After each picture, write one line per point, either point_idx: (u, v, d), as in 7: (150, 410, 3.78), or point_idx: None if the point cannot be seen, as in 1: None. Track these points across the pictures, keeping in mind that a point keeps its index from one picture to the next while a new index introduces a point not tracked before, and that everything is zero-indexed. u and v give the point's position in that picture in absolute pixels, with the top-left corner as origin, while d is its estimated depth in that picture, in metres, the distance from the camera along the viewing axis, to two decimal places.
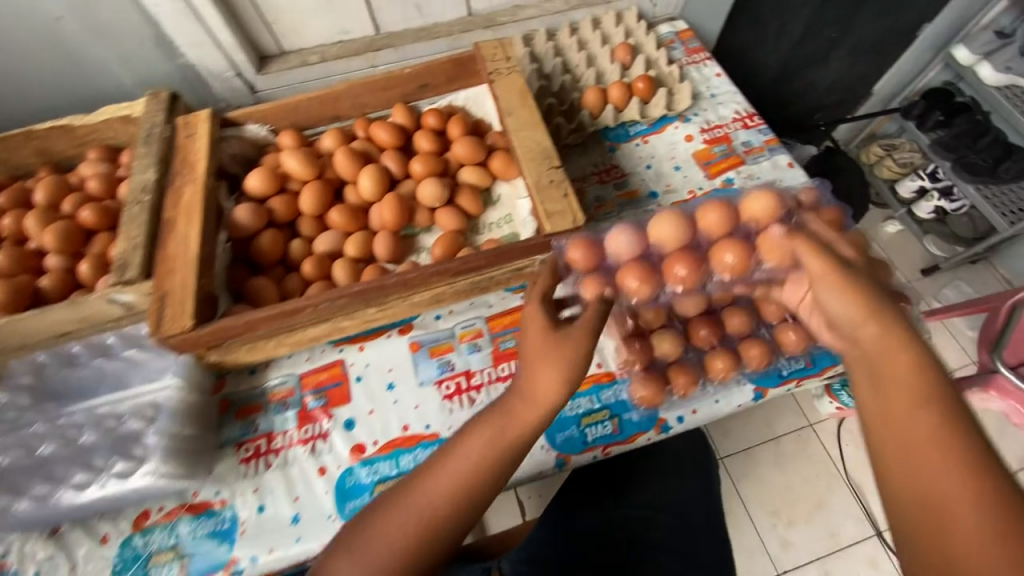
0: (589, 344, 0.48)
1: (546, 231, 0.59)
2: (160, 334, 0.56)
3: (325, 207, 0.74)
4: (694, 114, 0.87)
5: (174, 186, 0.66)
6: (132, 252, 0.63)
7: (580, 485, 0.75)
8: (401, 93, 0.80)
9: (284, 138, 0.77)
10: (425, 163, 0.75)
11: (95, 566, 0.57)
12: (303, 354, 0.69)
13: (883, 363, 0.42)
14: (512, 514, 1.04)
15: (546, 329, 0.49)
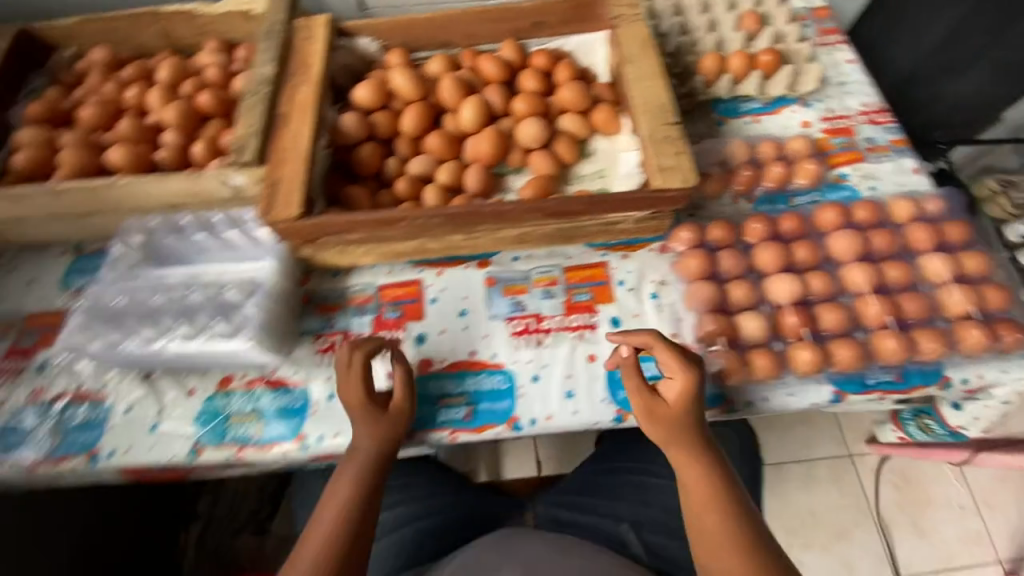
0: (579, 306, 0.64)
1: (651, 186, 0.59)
2: (270, 216, 0.59)
3: (425, 130, 0.74)
4: (816, 99, 0.81)
5: (291, 83, 0.68)
6: (251, 136, 0.63)
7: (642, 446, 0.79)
8: (512, 28, 0.78)
9: (393, 56, 0.77)
10: (529, 103, 0.74)
11: (179, 412, 0.65)
12: (383, 267, 0.72)
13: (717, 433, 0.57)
14: (526, 465, 1.09)
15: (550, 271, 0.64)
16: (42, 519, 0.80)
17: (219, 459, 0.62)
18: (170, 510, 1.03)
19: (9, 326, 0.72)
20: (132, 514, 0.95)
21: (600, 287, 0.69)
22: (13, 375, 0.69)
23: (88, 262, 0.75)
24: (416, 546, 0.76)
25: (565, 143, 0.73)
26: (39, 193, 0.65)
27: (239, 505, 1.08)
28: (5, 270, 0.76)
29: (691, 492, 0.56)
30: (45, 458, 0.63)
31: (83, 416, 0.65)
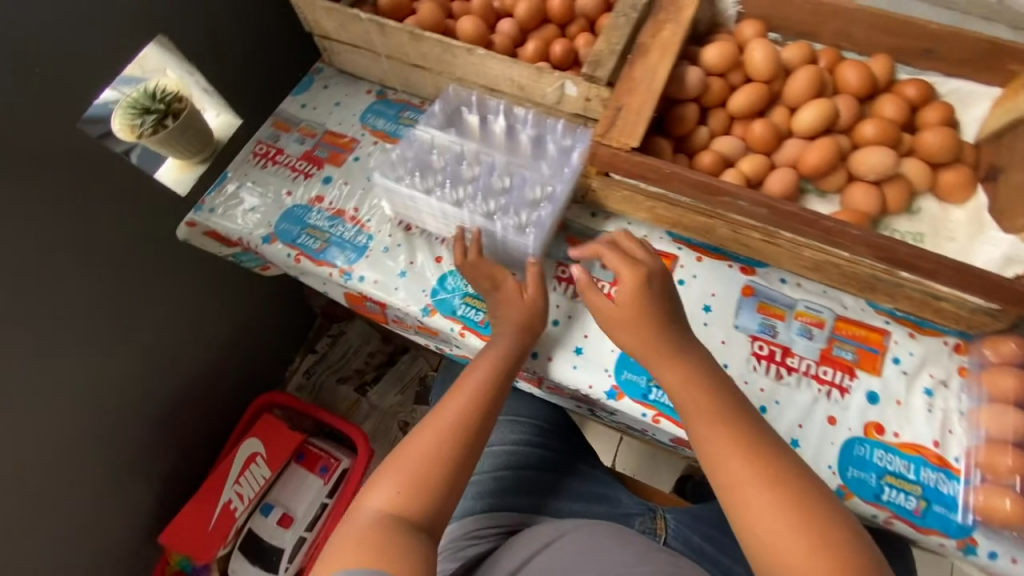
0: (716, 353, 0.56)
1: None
2: (601, 139, 0.59)
3: (752, 113, 0.69)
4: None
5: (659, 18, 0.65)
6: (611, 53, 0.62)
7: None
8: (893, 46, 0.70)
9: (750, 26, 0.71)
10: (881, 129, 0.65)
11: (426, 270, 0.69)
12: (643, 228, 0.69)
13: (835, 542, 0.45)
14: (607, 450, 1.26)
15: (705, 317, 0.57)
16: (188, 268, 0.96)
17: (444, 328, 0.66)
18: (268, 320, 1.21)
19: (310, 134, 0.81)
20: (249, 302, 1.13)
21: (870, 354, 0.61)
22: (303, 176, 0.78)
23: (385, 107, 0.82)
24: (523, 492, 0.71)
25: (899, 190, 0.65)
26: (402, 31, 0.70)
27: (354, 356, 1.33)
28: (319, 85, 0.86)
29: (739, 485, 0.49)
30: (309, 256, 0.72)
31: (348, 234, 0.72)
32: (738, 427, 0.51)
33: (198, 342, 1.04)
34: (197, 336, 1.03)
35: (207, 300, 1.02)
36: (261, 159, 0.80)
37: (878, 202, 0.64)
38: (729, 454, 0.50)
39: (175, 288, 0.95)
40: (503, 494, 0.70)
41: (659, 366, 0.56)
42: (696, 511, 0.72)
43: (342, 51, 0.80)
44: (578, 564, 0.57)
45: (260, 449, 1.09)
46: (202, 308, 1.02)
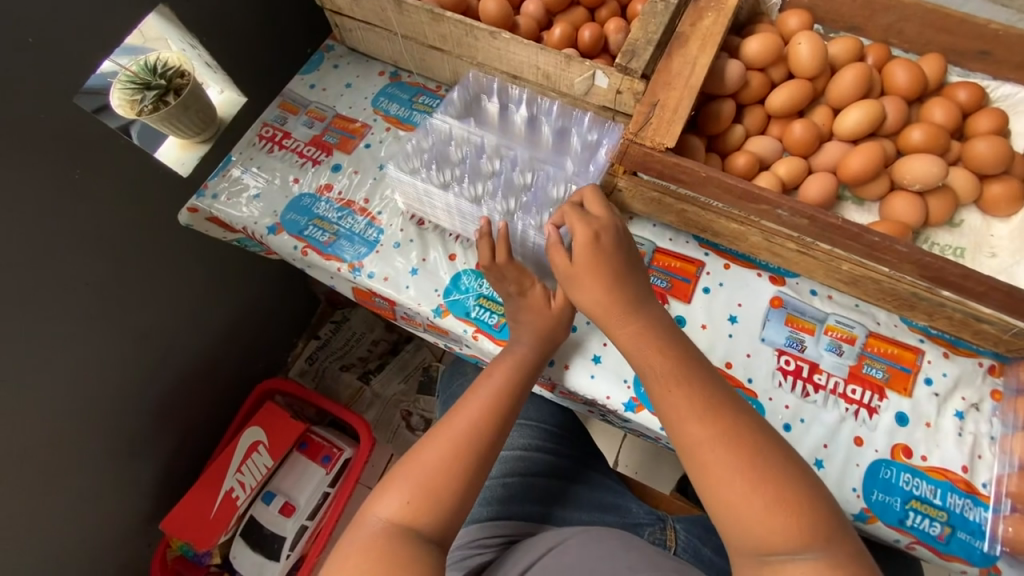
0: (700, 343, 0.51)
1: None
2: (635, 137, 0.55)
3: (790, 113, 0.65)
4: None
5: (700, 5, 0.61)
6: (648, 44, 0.57)
7: None
8: (946, 46, 0.65)
9: (794, 18, 0.66)
10: (928, 135, 0.61)
11: (439, 269, 0.66)
12: (668, 232, 0.66)
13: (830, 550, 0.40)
14: (609, 450, 1.25)
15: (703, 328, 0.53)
16: (186, 251, 0.93)
17: (456, 330, 0.64)
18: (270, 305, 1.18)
19: (319, 117, 0.77)
20: (252, 286, 1.11)
21: (902, 373, 0.59)
22: (310, 163, 0.74)
23: (399, 91, 0.78)
24: (532, 499, 0.69)
25: (943, 201, 0.61)
26: (420, 10, 0.65)
27: (356, 344, 1.31)
28: (328, 65, 0.81)
29: (699, 448, 0.44)
30: (315, 249, 0.68)
31: (357, 227, 0.69)
32: (698, 388, 0.46)
33: (201, 326, 1.02)
34: (200, 319, 1.01)
35: (210, 283, 1.00)
36: (266, 143, 0.76)
37: (921, 211, 0.61)
38: (687, 418, 0.45)
39: (177, 270, 0.92)
40: (511, 501, 0.68)
41: (614, 328, 0.51)
42: (707, 523, 0.71)
43: (352, 28, 0.75)
44: (582, 564, 0.54)
45: (262, 437, 1.08)
46: (205, 291, 0.99)
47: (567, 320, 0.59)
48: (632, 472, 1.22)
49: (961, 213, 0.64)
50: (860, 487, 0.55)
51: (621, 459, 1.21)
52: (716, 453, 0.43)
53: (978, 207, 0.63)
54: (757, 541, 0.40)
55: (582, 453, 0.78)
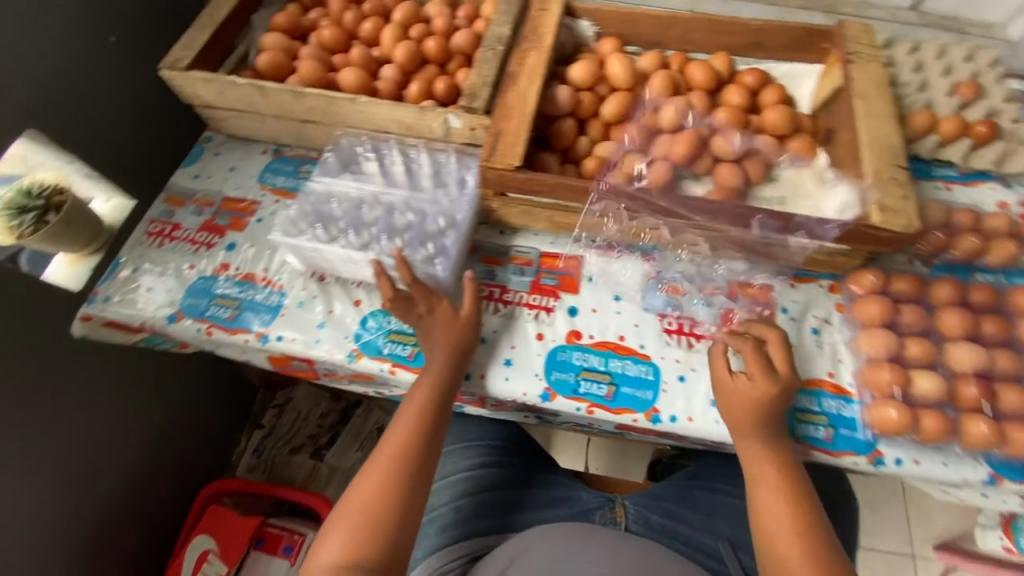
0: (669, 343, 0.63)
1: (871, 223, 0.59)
2: (488, 163, 0.63)
3: (621, 119, 0.77)
4: (1017, 183, 0.78)
5: (523, 47, 0.71)
6: (484, 86, 0.68)
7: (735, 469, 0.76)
8: (732, 42, 0.79)
9: (607, 43, 0.79)
10: (729, 116, 0.75)
11: (347, 317, 0.69)
12: (548, 237, 0.75)
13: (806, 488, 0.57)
14: (578, 458, 1.24)
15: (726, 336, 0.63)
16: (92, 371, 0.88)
17: (373, 369, 0.66)
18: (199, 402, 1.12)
19: (207, 203, 0.80)
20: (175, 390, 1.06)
21: (763, 309, 0.68)
22: (203, 247, 0.76)
23: (283, 164, 0.82)
24: (484, 514, 0.71)
25: (755, 163, 0.73)
26: (281, 90, 0.71)
27: (303, 423, 1.27)
28: (209, 153, 0.85)
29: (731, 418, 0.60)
30: (221, 327, 0.69)
31: (261, 297, 0.71)
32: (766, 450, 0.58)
33: (128, 443, 0.97)
34: (125, 436, 0.96)
35: (132, 395, 0.96)
36: (155, 238, 0.77)
37: (737, 172, 0.73)
38: None
39: (91, 390, 0.88)
40: (462, 522, 0.70)
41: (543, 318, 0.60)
42: (654, 491, 0.75)
43: (222, 116, 0.80)
44: None
45: (212, 546, 1.01)
46: (126, 405, 0.95)
47: (475, 334, 0.64)
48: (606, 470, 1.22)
49: (775, 170, 0.75)
50: None
51: (590, 460, 1.21)
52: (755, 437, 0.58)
53: (787, 161, 0.75)
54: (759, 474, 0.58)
55: (533, 459, 0.80)
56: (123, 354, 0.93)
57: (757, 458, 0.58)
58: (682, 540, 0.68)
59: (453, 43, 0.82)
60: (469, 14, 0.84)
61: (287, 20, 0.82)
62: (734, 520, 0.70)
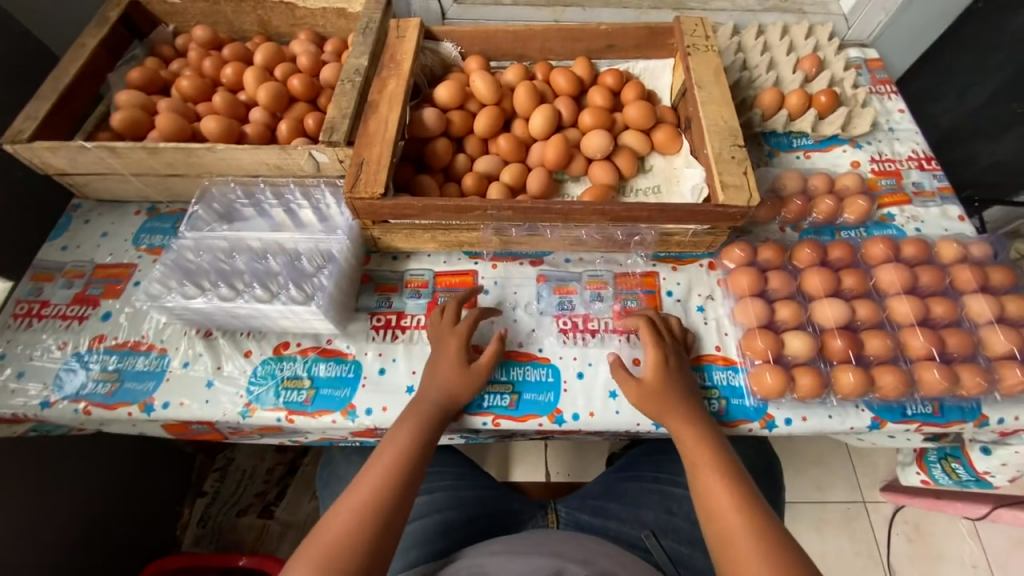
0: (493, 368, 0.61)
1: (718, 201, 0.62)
2: (352, 194, 0.62)
3: (494, 132, 0.78)
4: (867, 142, 0.85)
5: (382, 75, 0.72)
6: (343, 118, 0.67)
7: (659, 454, 0.78)
8: (587, 48, 0.84)
9: (472, 62, 0.82)
10: (595, 116, 0.78)
11: (237, 371, 0.66)
12: (441, 256, 0.75)
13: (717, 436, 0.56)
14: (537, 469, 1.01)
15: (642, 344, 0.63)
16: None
17: (268, 421, 0.63)
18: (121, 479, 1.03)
19: (78, 274, 0.75)
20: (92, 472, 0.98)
21: (649, 295, 0.71)
22: (76, 322, 0.71)
23: (160, 222, 0.79)
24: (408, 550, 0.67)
25: (626, 157, 0.77)
26: (134, 148, 0.69)
27: (251, 480, 1.18)
28: (78, 222, 0.80)
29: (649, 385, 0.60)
30: (99, 403, 0.65)
31: (141, 365, 0.67)
32: (700, 429, 0.57)
33: (43, 546, 0.88)
34: (38, 537, 0.87)
35: (44, 491, 0.88)
36: (23, 319, 0.71)
37: (611, 169, 0.76)
38: None
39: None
40: (416, 545, 0.66)
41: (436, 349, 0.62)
42: (584, 492, 0.75)
43: (84, 182, 0.76)
44: None
45: None
46: (40, 501, 0.88)
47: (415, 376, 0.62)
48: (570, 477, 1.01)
49: (647, 162, 0.80)
50: None
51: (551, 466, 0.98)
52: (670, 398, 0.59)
53: (657, 152, 0.80)
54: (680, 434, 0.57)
55: (470, 470, 0.77)
56: (27, 448, 0.86)
57: (695, 439, 0.57)
58: (610, 534, 0.68)
59: (321, 79, 0.82)
60: (336, 49, 0.86)
61: (143, 75, 0.81)
62: (660, 505, 0.71)
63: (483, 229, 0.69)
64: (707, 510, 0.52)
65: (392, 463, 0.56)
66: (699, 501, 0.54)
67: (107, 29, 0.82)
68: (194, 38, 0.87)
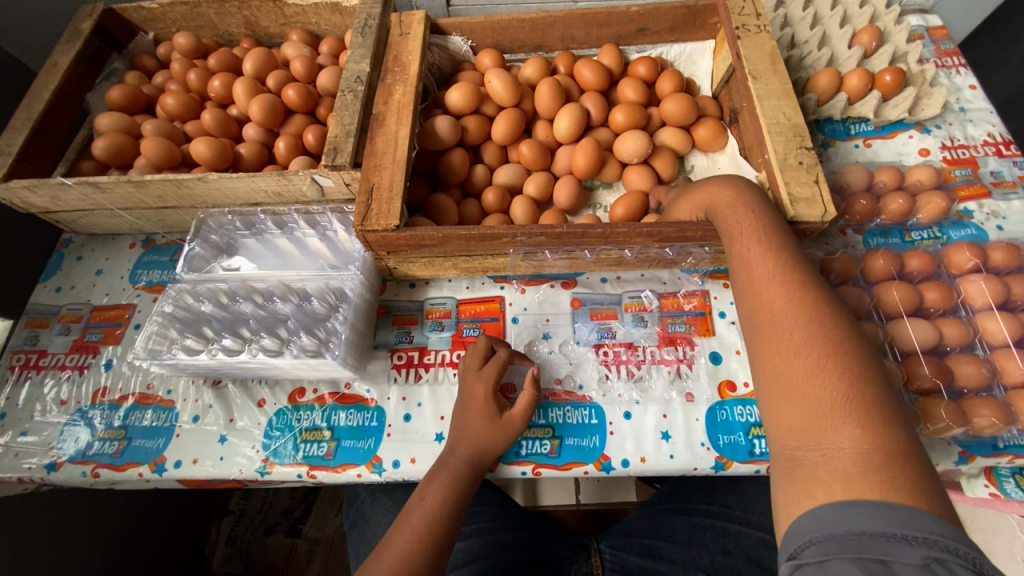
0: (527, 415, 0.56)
1: (787, 216, 0.54)
2: (364, 227, 0.55)
3: (515, 138, 0.70)
4: (936, 126, 0.74)
5: (386, 81, 0.64)
6: (346, 136, 0.60)
7: (706, 483, 0.72)
8: (614, 34, 0.74)
9: (485, 58, 0.73)
10: (629, 114, 0.68)
11: (251, 423, 0.61)
12: (463, 281, 0.68)
13: (808, 310, 0.43)
14: (564, 493, 0.91)
15: (741, 210, 0.52)
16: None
17: (289, 477, 0.58)
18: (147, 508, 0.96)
19: (74, 319, 0.69)
20: (114, 507, 0.90)
21: (700, 318, 0.63)
22: (77, 372, 0.66)
23: (156, 256, 0.73)
24: None
25: (663, 160, 0.69)
26: (120, 183, 0.62)
27: (274, 499, 1.05)
28: (69, 259, 0.74)
29: (748, 258, 0.49)
30: (107, 465, 0.60)
31: (150, 420, 0.62)
32: None
33: None
34: None
35: (64, 535, 0.82)
36: (19, 372, 0.66)
37: (647, 174, 0.68)
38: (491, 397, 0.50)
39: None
40: None
41: (472, 379, 0.58)
42: (629, 527, 0.71)
43: (72, 218, 0.70)
44: None
45: None
46: (58, 553, 0.81)
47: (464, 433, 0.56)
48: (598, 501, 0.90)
49: (690, 162, 0.72)
50: (701, 445, 0.57)
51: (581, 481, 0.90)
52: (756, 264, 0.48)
53: (698, 151, 0.71)
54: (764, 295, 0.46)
55: (500, 508, 0.72)
56: (14, 506, 0.76)
57: (782, 294, 0.45)
58: None
59: (318, 85, 0.74)
60: (333, 51, 0.77)
61: (124, 93, 0.74)
62: (714, 545, 0.66)
63: (513, 254, 0.61)
64: (776, 385, 0.41)
65: (421, 527, 0.51)
66: (765, 384, 0.43)
67: (81, 42, 0.74)
68: (177, 46, 0.79)
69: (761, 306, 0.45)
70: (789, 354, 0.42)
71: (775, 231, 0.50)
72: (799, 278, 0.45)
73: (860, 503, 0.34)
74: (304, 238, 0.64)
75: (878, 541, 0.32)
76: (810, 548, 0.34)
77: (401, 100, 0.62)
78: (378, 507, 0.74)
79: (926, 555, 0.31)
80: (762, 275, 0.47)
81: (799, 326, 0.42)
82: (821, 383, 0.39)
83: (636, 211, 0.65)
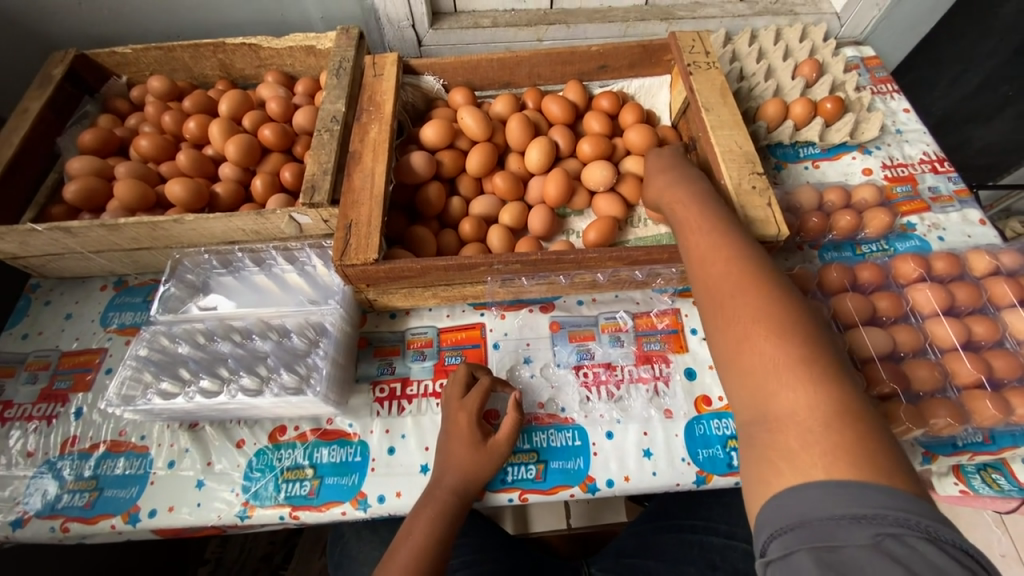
0: (509, 441, 0.57)
1: None
2: (343, 262, 0.56)
3: (488, 170, 0.73)
4: (876, 147, 0.81)
5: (361, 121, 0.66)
6: (324, 175, 0.61)
7: (690, 498, 0.74)
8: (578, 71, 0.78)
9: (457, 95, 0.77)
10: (595, 144, 0.72)
11: (230, 466, 0.59)
12: (443, 310, 0.69)
13: None
14: (553, 516, 0.91)
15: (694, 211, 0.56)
16: None
17: (271, 520, 0.57)
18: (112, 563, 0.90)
19: (42, 366, 0.67)
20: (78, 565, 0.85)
21: (673, 335, 0.66)
22: (44, 422, 0.63)
23: (129, 298, 0.72)
24: None
25: (629, 183, 0.72)
26: (92, 227, 0.62)
27: (253, 545, 1.00)
28: (37, 304, 0.72)
29: (696, 247, 0.52)
30: (77, 518, 0.57)
31: (123, 468, 0.60)
32: None
33: None
34: None
35: None
36: None
37: (614, 198, 0.71)
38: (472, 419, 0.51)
39: None
40: None
41: (453, 406, 0.59)
42: (619, 548, 0.72)
43: (40, 263, 0.69)
44: None
45: None
46: None
47: (449, 460, 0.56)
48: (587, 522, 0.91)
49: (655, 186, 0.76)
50: (683, 460, 0.58)
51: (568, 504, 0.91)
52: (703, 248, 0.51)
53: None
54: (709, 275, 0.49)
55: (488, 537, 0.71)
56: None
57: (726, 273, 0.48)
58: None
59: (295, 125, 0.76)
60: (308, 91, 0.80)
61: (97, 136, 0.74)
62: (702, 559, 0.67)
63: (492, 282, 0.63)
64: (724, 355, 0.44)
65: (409, 562, 0.50)
66: None
67: (52, 87, 0.74)
68: (151, 90, 0.80)
69: (708, 285, 0.49)
70: (733, 325, 0.45)
71: (726, 225, 0.53)
72: (743, 259, 0.49)
73: (807, 487, 0.35)
74: (282, 274, 0.64)
75: (830, 525, 0.33)
76: (771, 542, 0.34)
77: (376, 138, 0.65)
78: (364, 545, 0.72)
79: (876, 531, 0.32)
80: (709, 258, 0.50)
81: (741, 301, 0.45)
82: (766, 352, 0.41)
83: (607, 237, 0.68)
